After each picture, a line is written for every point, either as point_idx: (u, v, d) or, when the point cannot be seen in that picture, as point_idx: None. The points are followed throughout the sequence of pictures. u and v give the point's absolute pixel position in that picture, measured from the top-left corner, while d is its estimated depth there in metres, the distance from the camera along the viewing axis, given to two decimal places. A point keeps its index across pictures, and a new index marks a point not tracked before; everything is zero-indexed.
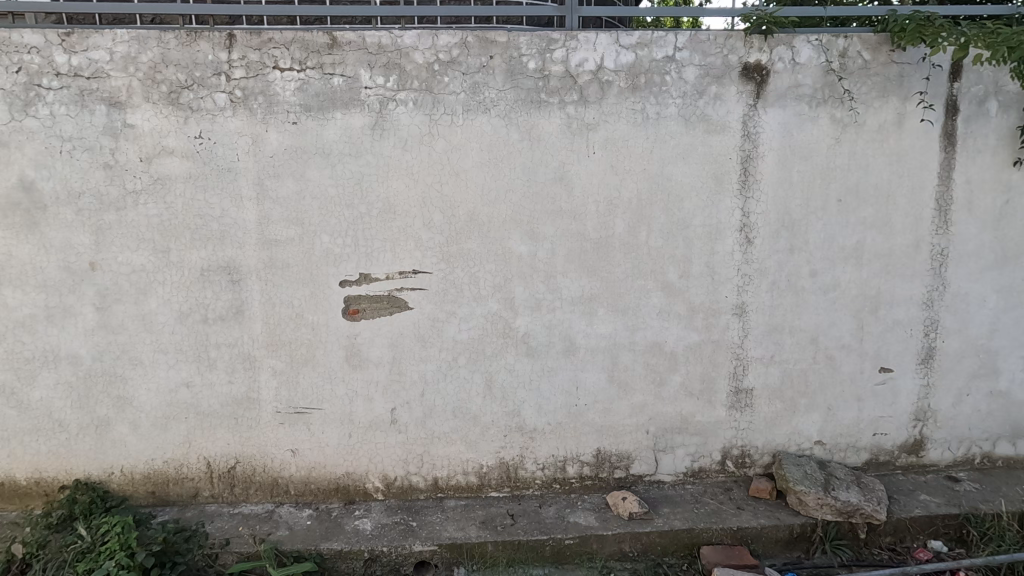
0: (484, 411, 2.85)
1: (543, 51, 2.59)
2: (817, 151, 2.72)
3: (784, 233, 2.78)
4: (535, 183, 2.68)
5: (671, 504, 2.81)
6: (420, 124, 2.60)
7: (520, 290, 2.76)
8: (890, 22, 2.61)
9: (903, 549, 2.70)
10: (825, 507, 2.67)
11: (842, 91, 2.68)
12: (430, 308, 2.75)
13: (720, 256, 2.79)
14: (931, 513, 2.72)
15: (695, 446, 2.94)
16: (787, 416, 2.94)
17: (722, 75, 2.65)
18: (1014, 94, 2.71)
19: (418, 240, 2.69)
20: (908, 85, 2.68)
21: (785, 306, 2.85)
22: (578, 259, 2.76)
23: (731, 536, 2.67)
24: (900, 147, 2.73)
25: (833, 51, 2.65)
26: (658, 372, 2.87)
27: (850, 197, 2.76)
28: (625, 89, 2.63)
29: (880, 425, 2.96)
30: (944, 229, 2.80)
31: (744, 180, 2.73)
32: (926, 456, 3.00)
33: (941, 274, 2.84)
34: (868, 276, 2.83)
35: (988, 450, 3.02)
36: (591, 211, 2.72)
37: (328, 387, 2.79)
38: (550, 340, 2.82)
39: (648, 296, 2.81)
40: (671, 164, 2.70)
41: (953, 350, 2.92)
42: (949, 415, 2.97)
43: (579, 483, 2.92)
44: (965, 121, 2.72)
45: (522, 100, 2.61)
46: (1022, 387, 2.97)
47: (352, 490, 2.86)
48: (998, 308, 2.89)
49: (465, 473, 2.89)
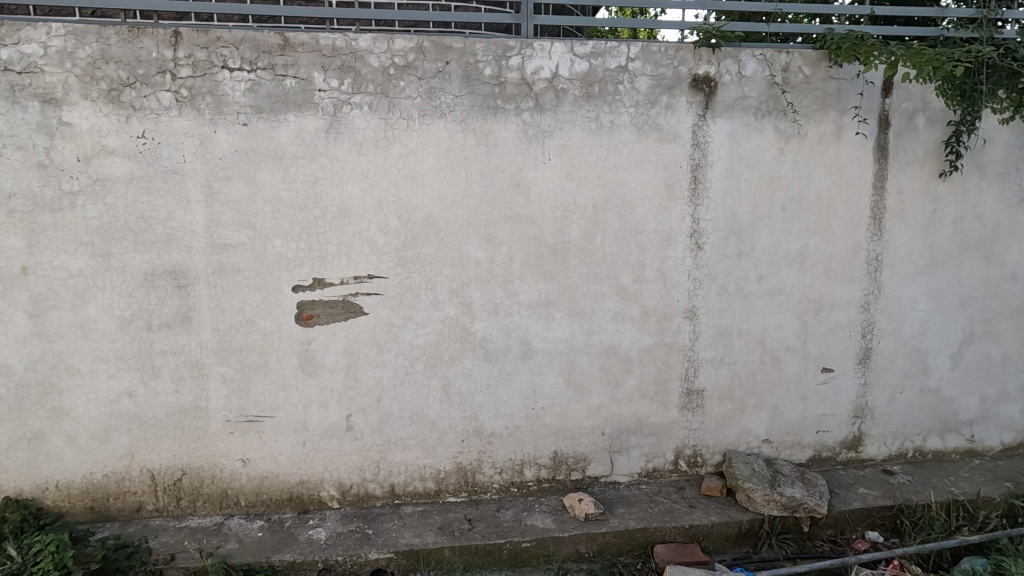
0: (442, 416, 2.84)
1: (499, 58, 2.62)
2: (762, 161, 2.84)
3: (732, 239, 2.89)
4: (492, 188, 2.70)
5: (626, 504, 2.87)
6: (375, 127, 2.58)
7: (477, 294, 2.77)
8: (828, 40, 2.75)
9: (843, 541, 2.83)
10: (771, 503, 2.77)
11: (785, 103, 2.80)
12: (387, 313, 2.73)
13: (672, 262, 2.87)
14: (868, 506, 2.86)
15: (650, 447, 3.01)
16: (736, 415, 3.04)
17: (673, 86, 2.74)
18: (939, 111, 2.90)
19: (373, 244, 2.66)
20: (845, 100, 2.83)
21: (733, 310, 2.95)
22: (535, 264, 2.78)
23: (683, 534, 2.73)
24: (839, 157, 2.87)
25: (776, 66, 2.77)
26: (613, 375, 2.93)
27: (794, 205, 2.89)
28: (580, 97, 2.68)
29: (822, 423, 3.10)
30: (878, 236, 2.97)
31: (695, 188, 2.82)
32: (864, 451, 3.16)
33: (877, 278, 3.00)
34: (811, 280, 2.97)
35: (920, 444, 3.21)
36: (547, 216, 2.76)
37: (280, 394, 2.73)
38: (508, 344, 2.83)
39: (603, 300, 2.86)
40: (624, 171, 2.76)
41: (887, 350, 3.08)
42: (884, 412, 3.14)
43: (536, 486, 2.95)
44: (896, 134, 2.89)
45: (478, 106, 2.63)
46: (950, 384, 3.17)
47: (305, 499, 2.80)
48: (928, 310, 3.08)
49: (422, 479, 2.87)
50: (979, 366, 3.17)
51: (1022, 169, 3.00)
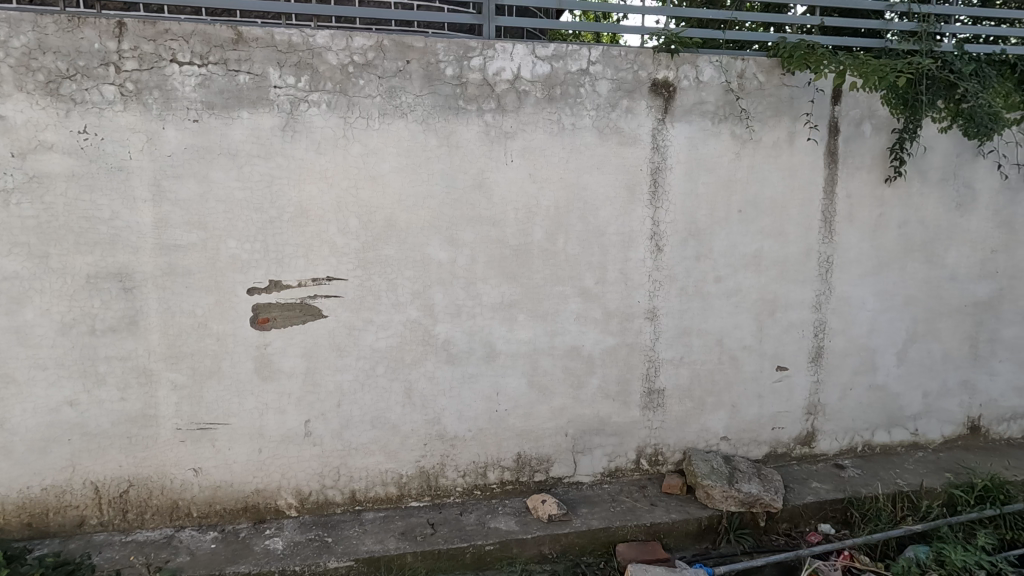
0: (404, 420, 2.80)
1: (460, 58, 2.60)
2: (720, 165, 2.90)
3: (691, 241, 2.95)
4: (454, 189, 2.68)
5: (589, 504, 2.89)
6: (334, 126, 2.53)
7: (440, 296, 2.74)
8: (780, 49, 2.84)
9: (797, 534, 2.91)
10: (729, 499, 2.84)
11: (740, 109, 2.88)
12: (346, 316, 2.67)
13: (633, 263, 2.91)
14: (821, 499, 2.96)
15: (612, 446, 3.05)
16: (695, 414, 3.10)
17: (633, 90, 2.77)
18: (884, 119, 3.03)
19: (333, 246, 2.60)
20: (797, 107, 2.92)
21: (693, 311, 3.01)
22: (498, 265, 2.78)
23: (645, 533, 2.77)
24: (792, 162, 2.97)
25: (732, 72, 2.84)
26: (576, 376, 2.95)
27: (750, 208, 2.97)
28: (542, 100, 2.69)
29: (778, 420, 3.20)
30: (829, 238, 3.08)
31: (655, 191, 2.87)
32: (817, 446, 3.28)
33: (828, 279, 3.12)
34: (766, 281, 3.05)
35: (869, 438, 3.34)
36: (510, 218, 2.75)
37: (235, 400, 2.64)
38: (471, 346, 2.82)
39: (566, 302, 2.88)
40: (586, 174, 2.78)
41: (838, 348, 3.20)
42: (836, 408, 3.26)
43: (500, 488, 2.94)
44: (845, 140, 3.00)
45: (440, 106, 2.60)
46: (896, 380, 3.31)
47: (262, 508, 2.72)
48: (876, 310, 3.20)
49: (384, 484, 2.83)
50: (922, 363, 3.32)
51: (960, 175, 3.16)
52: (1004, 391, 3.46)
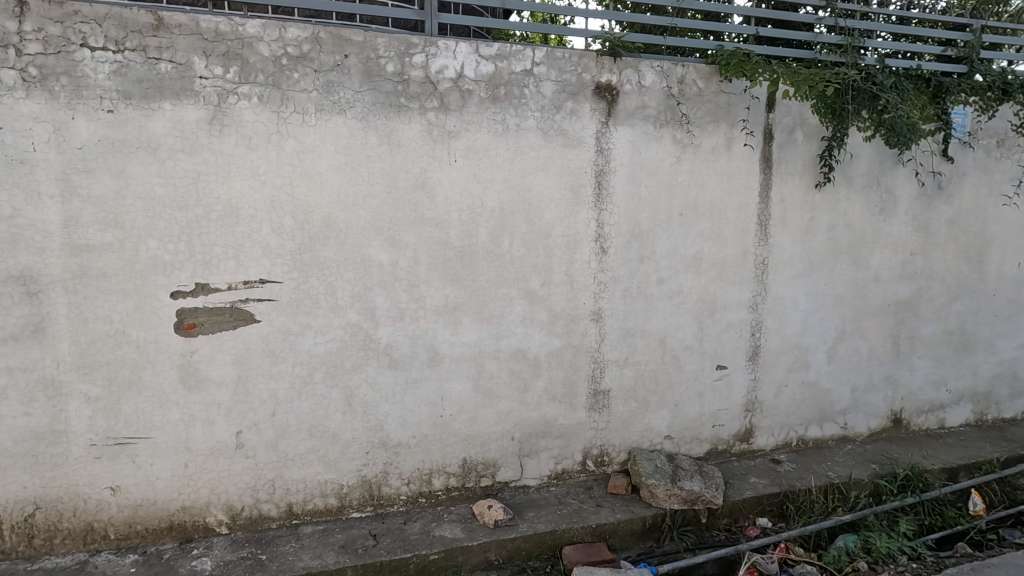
0: (344, 428, 2.70)
1: (402, 54, 2.53)
2: (661, 168, 2.95)
3: (635, 243, 2.98)
4: (396, 189, 2.60)
5: (535, 507, 2.87)
6: (266, 121, 2.40)
7: (382, 299, 2.66)
8: (718, 56, 2.92)
9: (737, 529, 2.99)
10: (672, 497, 2.88)
11: (681, 114, 2.94)
12: (281, 321, 2.54)
13: (579, 265, 2.91)
14: (758, 494, 3.05)
15: (558, 449, 3.05)
16: (640, 414, 3.14)
17: (577, 92, 2.78)
18: (814, 127, 3.16)
19: (266, 247, 2.47)
20: (734, 113, 3.01)
21: (636, 312, 3.05)
22: (442, 267, 2.71)
23: (590, 534, 2.76)
24: (730, 167, 3.05)
25: (673, 78, 2.90)
26: (522, 379, 2.93)
27: (690, 211, 3.04)
28: (486, 100, 2.66)
29: (718, 417, 3.28)
30: (765, 241, 3.19)
31: (599, 193, 2.89)
32: (755, 442, 3.39)
33: (764, 280, 3.22)
34: (706, 283, 3.13)
35: (803, 433, 3.48)
36: (454, 219, 2.70)
37: (158, 412, 2.46)
38: (414, 351, 2.74)
39: (511, 304, 2.85)
40: (531, 175, 2.77)
41: (773, 347, 3.32)
42: (772, 405, 3.38)
43: (445, 495, 2.89)
44: (779, 147, 3.12)
45: (380, 104, 2.52)
46: (826, 376, 3.46)
47: (189, 527, 2.54)
48: (808, 310, 3.34)
49: (323, 496, 2.71)
50: (850, 360, 3.49)
51: (882, 182, 3.34)
52: (923, 386, 3.69)
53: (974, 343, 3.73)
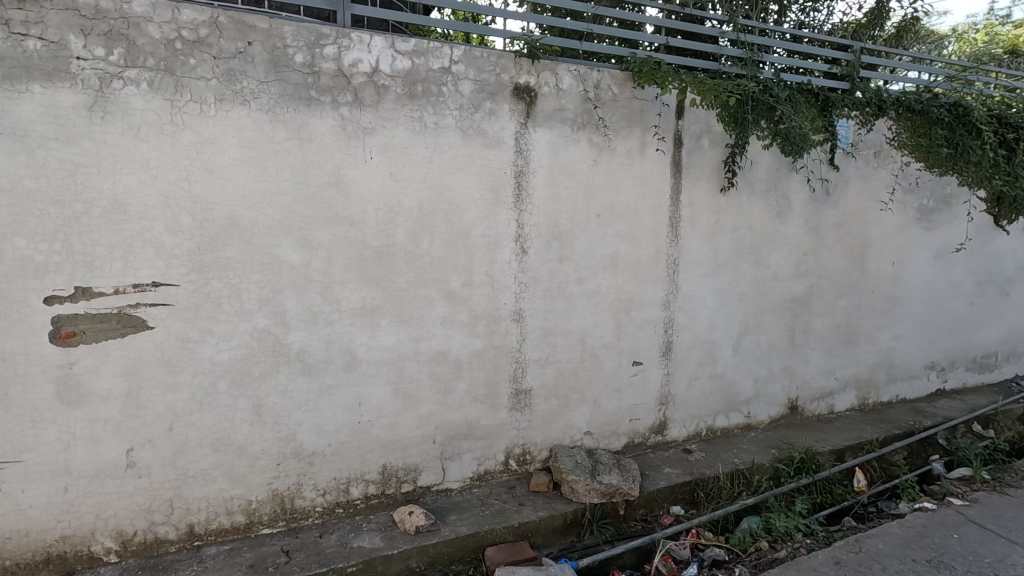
0: (252, 440, 2.53)
1: (311, 45, 2.41)
2: (579, 170, 3.01)
3: (555, 243, 3.02)
4: (307, 185, 2.47)
5: (458, 510, 2.83)
6: (158, 109, 2.20)
7: (292, 302, 2.52)
8: (631, 63, 3.02)
9: (652, 518, 3.11)
10: (592, 492, 2.94)
11: (597, 118, 3.01)
12: (178, 327, 2.34)
13: (499, 266, 2.91)
14: (672, 484, 3.19)
15: (481, 450, 3.04)
16: (561, 412, 3.20)
17: (496, 92, 2.77)
18: (719, 135, 3.35)
19: (159, 246, 2.27)
20: (646, 119, 3.13)
21: (557, 312, 3.09)
22: (358, 268, 2.61)
23: (513, 533, 2.76)
24: (644, 170, 3.17)
25: (589, 82, 2.97)
26: (443, 381, 2.88)
27: (607, 213, 3.12)
28: (403, 96, 2.59)
29: (635, 412, 3.41)
30: (676, 242, 3.34)
31: (519, 194, 2.90)
32: (668, 434, 3.55)
33: (675, 279, 3.38)
34: (623, 282, 3.23)
35: (711, 423, 3.69)
36: (370, 218, 2.60)
37: (29, 433, 2.18)
38: (329, 356, 2.62)
39: (432, 305, 2.79)
40: (450, 174, 2.73)
41: (685, 343, 3.49)
42: (684, 398, 3.56)
43: (364, 504, 2.79)
44: (688, 153, 3.28)
45: (289, 96, 2.39)
46: (732, 369, 3.69)
47: (70, 558, 2.28)
48: (715, 307, 3.54)
49: (229, 513, 2.53)
50: (752, 353, 3.74)
51: (779, 187, 3.60)
52: (815, 375, 4.02)
53: (857, 335, 4.11)
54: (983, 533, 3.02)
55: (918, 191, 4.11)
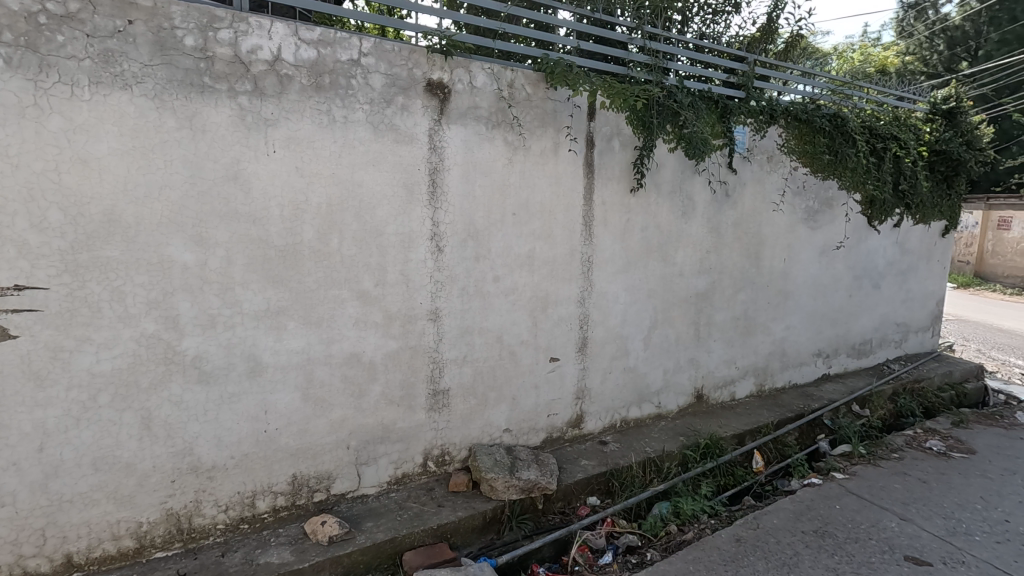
0: (141, 456, 2.32)
1: (204, 28, 2.24)
2: (494, 168, 3.02)
3: (470, 241, 3.01)
4: (201, 179, 2.29)
5: (375, 516, 2.74)
6: (18, 90, 1.96)
7: (186, 305, 2.33)
8: (544, 64, 3.07)
9: (570, 510, 3.18)
10: (511, 488, 2.96)
11: (511, 117, 3.03)
12: (48, 336, 2.09)
13: (414, 265, 2.86)
14: (588, 475, 3.28)
15: (397, 453, 2.97)
16: (479, 410, 3.20)
17: (408, 87, 2.71)
18: (629, 137, 3.49)
19: (23, 245, 2.01)
20: (559, 120, 3.19)
21: (474, 310, 3.08)
22: (261, 268, 2.46)
23: (432, 536, 2.71)
24: (557, 170, 3.23)
25: (503, 81, 2.98)
26: (357, 384, 2.79)
27: (522, 211, 3.15)
28: (308, 87, 2.47)
29: (552, 407, 3.48)
30: (589, 240, 3.44)
31: (433, 192, 2.86)
32: (585, 427, 3.65)
33: (589, 276, 3.48)
34: (539, 280, 3.28)
35: (625, 414, 3.84)
36: (274, 215, 2.46)
37: None
38: (230, 362, 2.45)
39: (343, 306, 2.69)
40: (361, 170, 2.64)
41: (599, 338, 3.60)
42: (599, 391, 3.67)
43: (272, 517, 2.64)
44: (599, 154, 3.38)
45: (178, 81, 2.21)
46: (643, 362, 3.86)
47: None
48: (627, 302, 3.68)
49: (116, 539, 2.30)
50: (661, 346, 3.93)
51: (684, 189, 3.80)
52: (718, 365, 4.29)
53: (754, 327, 4.43)
54: (861, 502, 3.36)
55: (805, 194, 4.49)
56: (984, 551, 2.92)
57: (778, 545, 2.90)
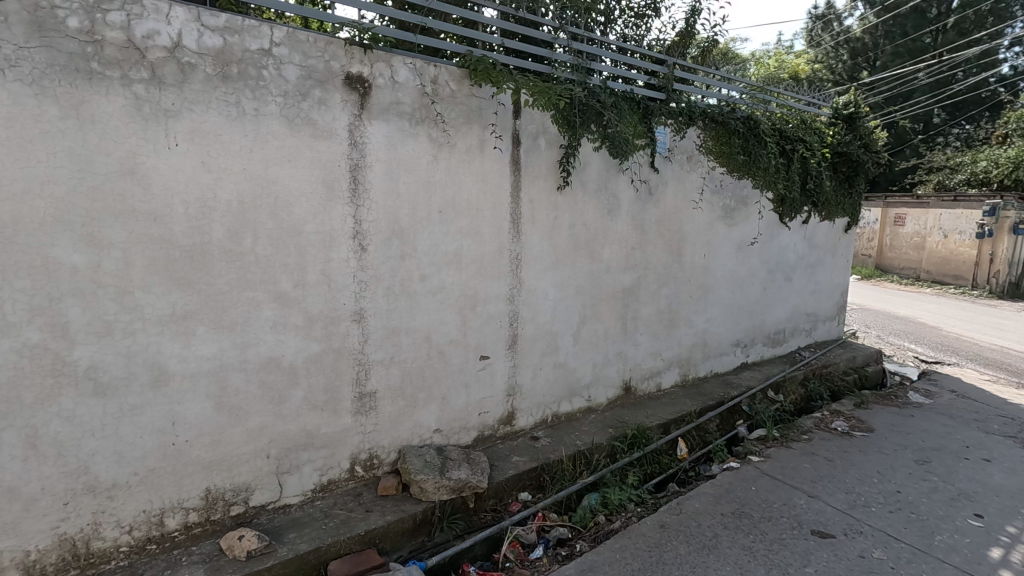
0: (27, 478, 2.10)
1: (90, 9, 2.06)
2: (419, 165, 2.96)
3: (395, 240, 2.94)
4: (91, 174, 2.10)
5: (298, 527, 2.63)
6: None
7: (77, 312, 2.13)
8: (468, 60, 3.04)
9: (502, 507, 3.18)
10: (441, 489, 2.93)
11: (435, 113, 2.99)
12: None
13: (336, 264, 2.76)
14: (519, 472, 3.30)
15: (322, 460, 2.87)
16: (408, 411, 3.15)
17: (325, 80, 2.62)
18: (555, 135, 3.52)
19: None
20: (485, 117, 3.18)
21: (400, 310, 3.02)
22: (164, 270, 2.29)
23: (359, 543, 2.63)
24: (484, 168, 3.22)
25: (426, 77, 2.93)
26: (276, 390, 2.67)
27: (449, 209, 3.12)
28: (213, 77, 2.33)
29: (483, 405, 3.48)
30: (517, 238, 3.45)
31: (355, 189, 2.77)
32: (516, 424, 3.68)
33: (518, 274, 3.49)
34: (467, 278, 3.26)
35: (556, 409, 3.89)
36: (178, 213, 2.30)
37: None
38: (131, 372, 2.27)
39: (258, 308, 2.56)
40: (275, 166, 2.51)
41: (529, 334, 3.63)
42: (530, 387, 3.70)
43: (183, 535, 2.48)
44: (526, 152, 3.40)
45: (62, 67, 2.02)
46: (573, 357, 3.93)
47: None
48: (555, 299, 3.73)
49: None
50: (590, 341, 4.01)
51: (608, 187, 3.89)
52: (644, 358, 4.44)
53: (678, 320, 4.62)
54: (774, 483, 3.57)
55: (722, 193, 4.72)
56: (879, 520, 3.19)
57: (699, 528, 3.03)
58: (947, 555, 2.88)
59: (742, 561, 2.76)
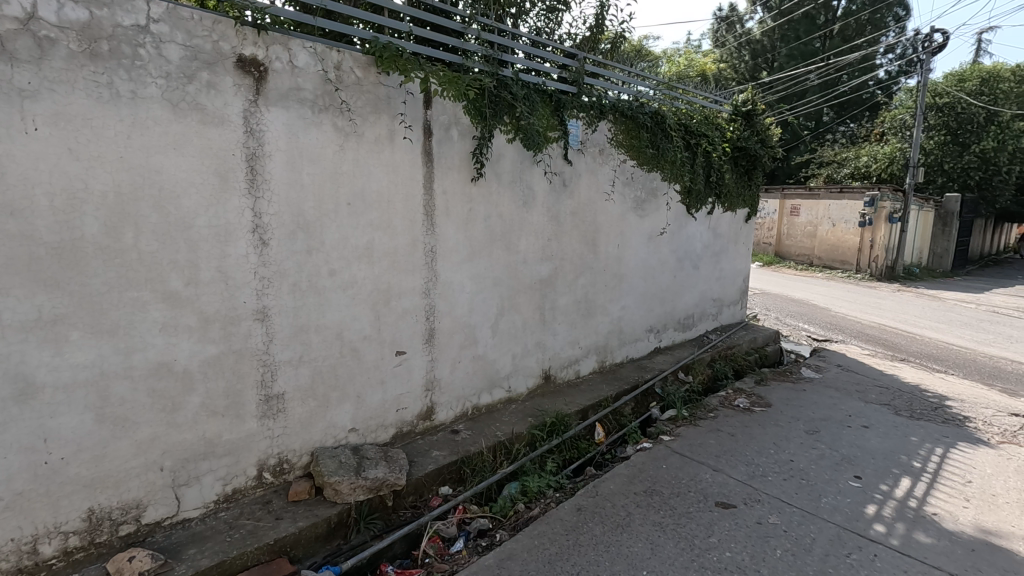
0: None
1: None
2: (323, 156, 2.83)
3: (300, 234, 2.80)
4: None
5: (198, 541, 2.46)
6: None
7: None
8: (372, 46, 2.93)
9: (421, 503, 3.14)
10: (357, 490, 2.84)
11: (339, 101, 2.86)
12: None
13: (233, 260, 2.58)
14: (439, 466, 3.26)
15: (225, 469, 2.70)
16: (320, 412, 3.02)
17: (213, 63, 2.43)
18: (467, 126, 3.49)
19: None
20: (393, 106, 3.09)
21: (308, 307, 2.89)
22: (25, 270, 2.04)
23: (268, 553, 2.49)
24: (394, 159, 3.13)
25: (328, 62, 2.80)
26: (168, 398, 2.47)
27: (358, 201, 3.01)
28: (80, 54, 2.10)
29: (400, 402, 3.41)
30: (431, 230, 3.40)
31: (252, 180, 2.60)
32: (436, 418, 3.64)
33: (433, 267, 3.44)
34: (379, 272, 3.17)
35: (476, 401, 3.90)
36: (41, 206, 2.06)
37: None
38: None
39: (144, 309, 2.35)
40: (158, 155, 2.31)
41: (446, 327, 3.60)
42: (448, 381, 3.67)
43: (63, 562, 2.25)
44: (437, 143, 3.34)
45: None
46: (491, 348, 3.94)
47: None
48: (472, 291, 3.72)
49: None
50: (508, 331, 4.04)
51: (523, 179, 3.92)
52: (563, 346, 4.54)
53: (594, 308, 4.76)
54: (683, 460, 3.78)
55: (633, 185, 4.89)
56: (774, 488, 3.46)
57: (614, 508, 3.15)
58: (831, 515, 3.17)
59: (653, 536, 2.89)
